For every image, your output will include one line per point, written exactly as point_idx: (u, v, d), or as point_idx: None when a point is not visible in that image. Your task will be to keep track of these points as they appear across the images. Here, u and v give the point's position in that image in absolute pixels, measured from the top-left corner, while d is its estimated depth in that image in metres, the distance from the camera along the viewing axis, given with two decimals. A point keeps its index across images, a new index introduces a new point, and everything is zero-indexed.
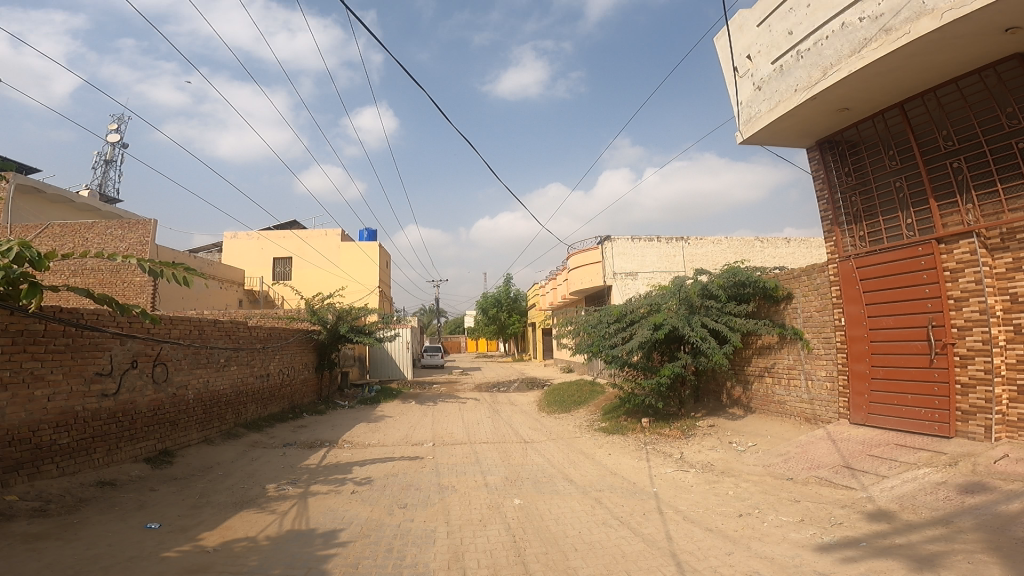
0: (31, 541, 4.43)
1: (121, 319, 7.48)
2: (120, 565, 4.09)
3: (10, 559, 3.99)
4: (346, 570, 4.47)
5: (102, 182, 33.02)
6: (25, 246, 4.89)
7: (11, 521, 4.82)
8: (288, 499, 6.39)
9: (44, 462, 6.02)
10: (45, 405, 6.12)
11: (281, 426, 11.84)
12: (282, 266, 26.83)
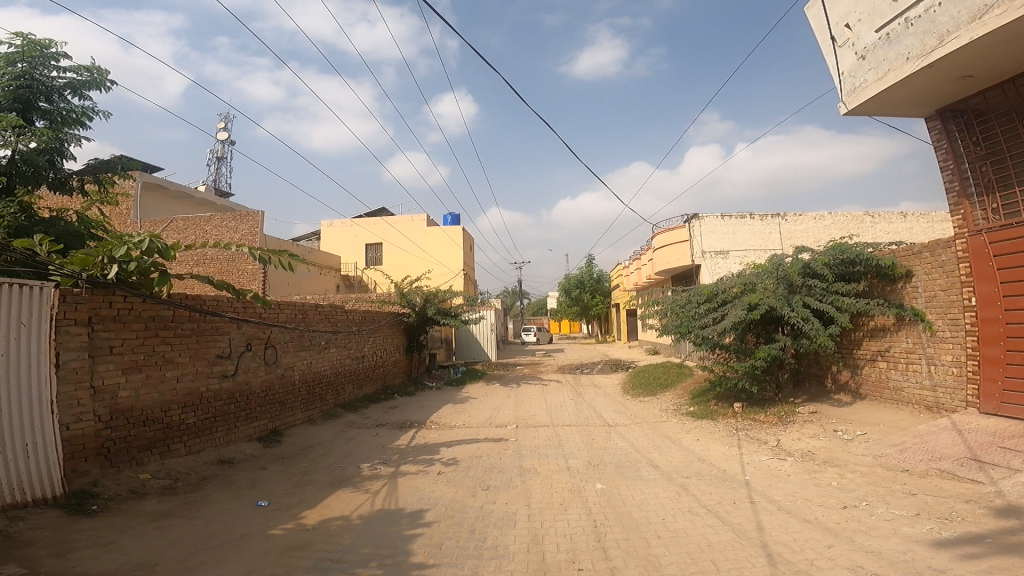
0: (159, 519, 5.08)
1: (236, 303, 8.24)
2: (233, 542, 4.63)
3: (144, 536, 4.62)
4: (430, 550, 4.74)
5: (216, 178, 36.07)
6: (154, 240, 6.02)
7: (144, 499, 5.58)
8: (380, 479, 6.85)
9: (173, 441, 6.84)
10: (174, 386, 6.92)
11: (375, 406, 12.58)
12: (372, 252, 28.11)
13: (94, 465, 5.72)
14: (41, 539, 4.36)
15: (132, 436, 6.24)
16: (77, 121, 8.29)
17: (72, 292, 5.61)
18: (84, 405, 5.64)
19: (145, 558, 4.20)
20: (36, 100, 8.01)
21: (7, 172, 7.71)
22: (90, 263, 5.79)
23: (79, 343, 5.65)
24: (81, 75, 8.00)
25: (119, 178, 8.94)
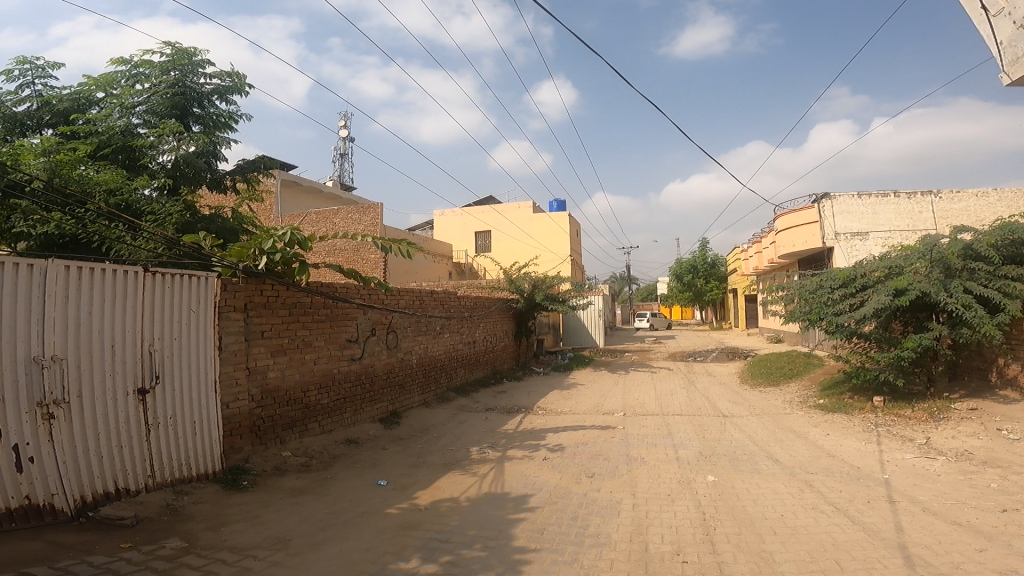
0: (296, 495, 5.79)
1: (362, 293, 8.94)
2: (356, 520, 5.18)
3: (282, 511, 5.29)
4: (531, 534, 4.97)
5: (341, 173, 38.89)
6: (294, 232, 6.86)
7: (284, 476, 6.37)
8: (488, 463, 7.20)
9: (310, 420, 7.67)
10: (312, 367, 7.74)
11: (484, 391, 13.11)
12: (482, 240, 28.94)
13: (246, 442, 6.58)
14: (201, 512, 5.16)
15: (277, 415, 7.09)
16: (223, 125, 9.25)
17: (231, 280, 6.45)
18: (240, 385, 6.53)
19: (283, 533, 4.83)
20: (190, 107, 8.98)
21: (173, 175, 8.57)
22: (245, 255, 6.69)
23: (237, 327, 6.54)
24: (224, 81, 9.00)
25: (262, 177, 9.89)
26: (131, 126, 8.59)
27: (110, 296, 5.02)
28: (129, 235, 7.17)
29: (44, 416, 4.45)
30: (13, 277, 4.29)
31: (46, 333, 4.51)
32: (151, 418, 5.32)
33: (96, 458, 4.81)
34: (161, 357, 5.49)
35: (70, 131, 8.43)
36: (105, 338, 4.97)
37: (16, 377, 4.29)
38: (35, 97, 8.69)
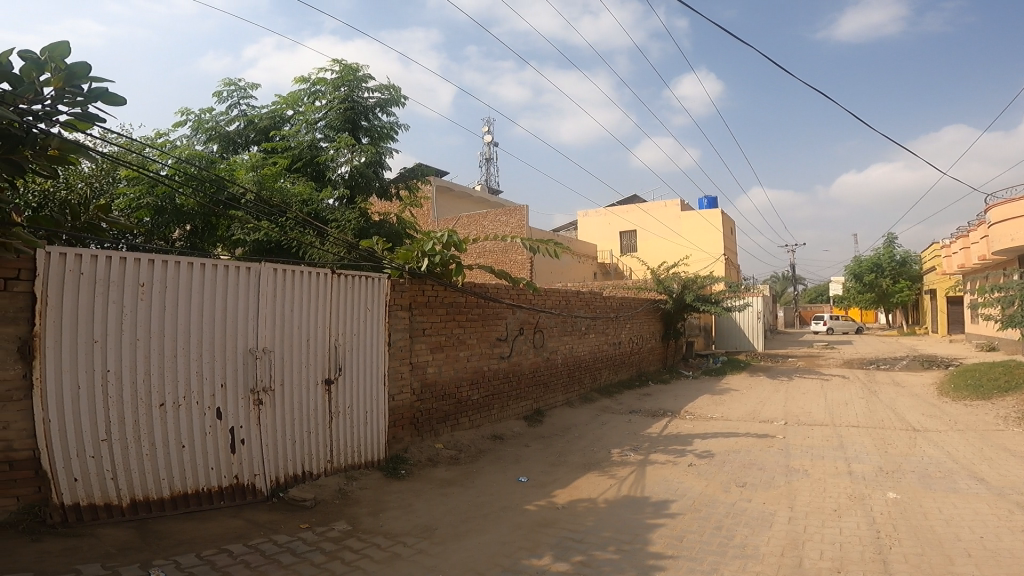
0: (445, 486, 6.09)
1: (510, 294, 9.16)
2: (496, 513, 5.32)
3: (431, 502, 5.59)
4: (669, 541, 4.68)
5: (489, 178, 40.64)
6: (450, 235, 7.25)
7: (436, 467, 6.75)
8: (629, 465, 6.97)
9: (462, 414, 8.05)
10: (465, 364, 8.12)
11: (629, 393, 12.75)
12: (628, 240, 28.33)
13: (407, 433, 7.06)
14: (364, 497, 5.62)
15: (433, 408, 7.52)
16: (387, 135, 9.78)
17: (399, 282, 6.97)
18: (405, 379, 7.04)
19: (430, 522, 5.10)
20: (360, 120, 9.59)
21: (349, 185, 9.25)
22: (410, 258, 7.23)
23: (404, 324, 7.02)
24: (383, 95, 9.79)
25: (420, 183, 10.57)
26: (314, 141, 9.49)
27: (306, 296, 5.67)
28: (318, 239, 7.92)
29: (255, 402, 5.17)
30: (236, 282, 5.02)
31: (259, 328, 5.23)
32: (333, 407, 5.94)
33: (290, 443, 5.47)
34: (344, 350, 6.08)
35: (269, 147, 9.59)
36: (302, 333, 5.64)
37: (236, 367, 5.03)
38: (242, 117, 9.97)
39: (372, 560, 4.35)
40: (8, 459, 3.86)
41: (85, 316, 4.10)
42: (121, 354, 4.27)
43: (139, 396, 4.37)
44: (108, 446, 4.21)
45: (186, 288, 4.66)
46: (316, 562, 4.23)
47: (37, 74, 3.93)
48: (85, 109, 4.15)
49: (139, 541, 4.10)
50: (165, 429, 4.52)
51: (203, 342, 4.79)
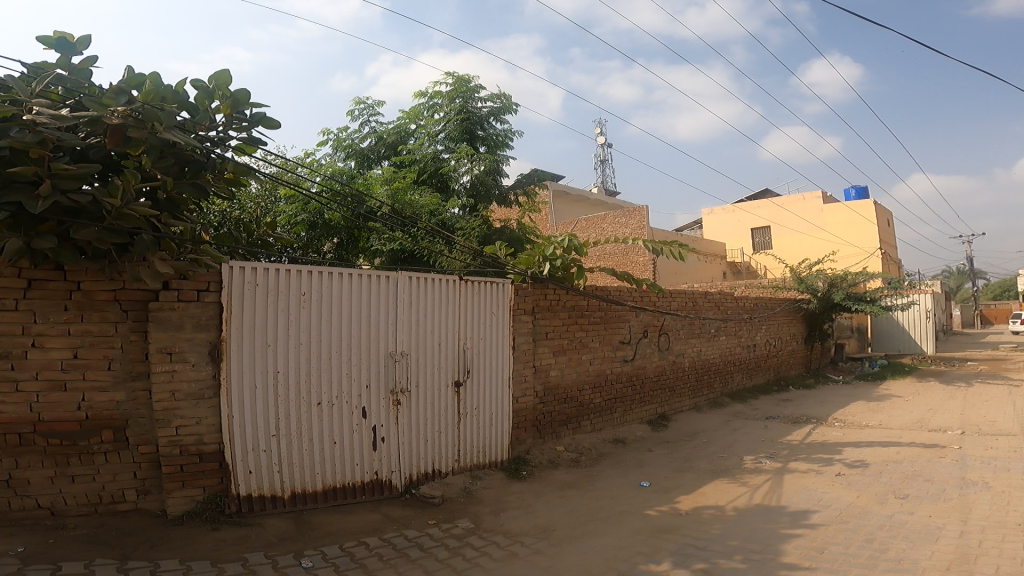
0: (564, 488, 5.90)
1: (631, 296, 8.79)
2: (615, 517, 5.08)
3: (550, 503, 5.44)
4: (806, 552, 4.15)
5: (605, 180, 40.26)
6: (571, 239, 6.88)
7: (555, 469, 6.54)
8: (764, 473, 6.34)
9: (583, 417, 7.77)
10: (587, 367, 7.82)
11: (766, 398, 11.69)
12: (762, 237, 26.31)
13: (528, 435, 6.79)
14: (486, 496, 5.51)
15: (556, 410, 7.28)
16: (502, 143, 9.93)
17: (522, 287, 6.65)
18: (528, 382, 6.72)
19: (547, 523, 4.95)
20: (475, 129, 9.82)
21: (471, 194, 9.42)
22: (532, 263, 6.80)
23: (528, 328, 6.70)
24: (495, 103, 10.00)
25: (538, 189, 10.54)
26: (436, 152, 9.76)
27: (437, 302, 5.64)
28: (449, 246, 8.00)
29: (394, 402, 5.26)
30: (377, 289, 5.16)
31: (396, 333, 5.30)
32: (462, 407, 5.86)
33: (422, 441, 5.47)
34: (472, 353, 6.00)
35: (399, 160, 9.96)
36: (434, 338, 5.63)
37: (377, 369, 5.15)
38: (374, 134, 10.30)
39: (490, 558, 4.30)
40: (199, 452, 4.27)
41: (259, 322, 4.49)
42: (289, 357, 4.61)
43: (301, 395, 4.67)
44: (277, 442, 4.56)
45: (338, 295, 4.90)
46: (441, 558, 4.24)
47: (210, 102, 4.45)
48: (248, 133, 4.68)
49: (295, 531, 4.38)
50: (320, 427, 4.77)
51: (350, 346, 4.96)
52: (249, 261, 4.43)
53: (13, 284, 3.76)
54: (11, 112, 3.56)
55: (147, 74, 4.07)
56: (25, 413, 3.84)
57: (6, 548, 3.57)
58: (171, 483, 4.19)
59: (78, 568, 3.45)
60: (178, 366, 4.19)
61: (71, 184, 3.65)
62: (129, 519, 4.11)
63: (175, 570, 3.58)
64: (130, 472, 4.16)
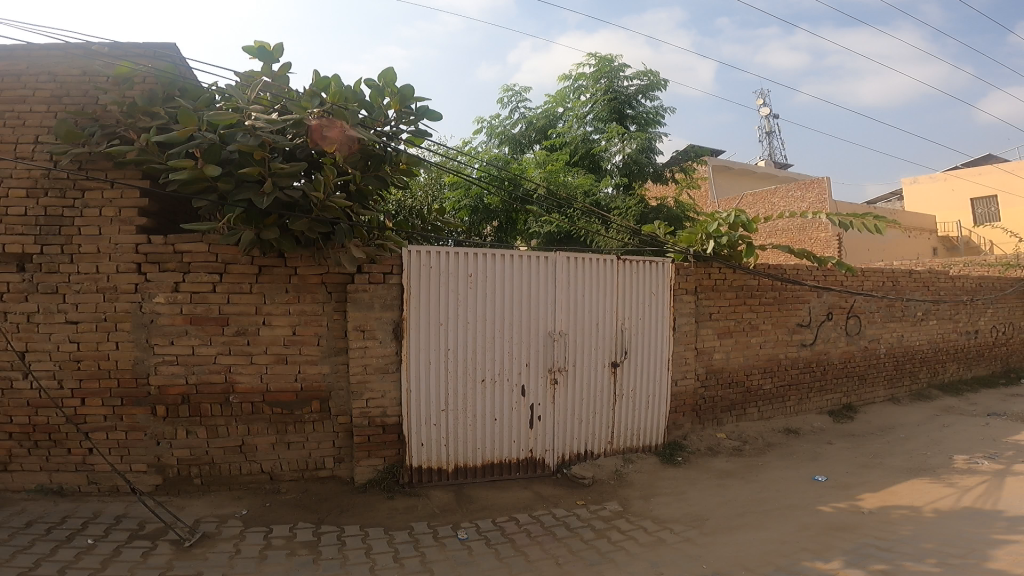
0: (722, 476, 4.93)
1: (818, 270, 6.73)
2: (779, 511, 4.35)
3: (705, 491, 4.67)
4: (1020, 559, 3.44)
5: (771, 153, 37.12)
6: (739, 214, 5.51)
7: (715, 457, 5.38)
8: (978, 474, 5.28)
9: (750, 404, 6.15)
10: (757, 351, 6.08)
11: (990, 394, 9.66)
12: (983, 209, 22.03)
13: (688, 420, 5.51)
14: (637, 480, 4.85)
15: (719, 396, 5.80)
16: (656, 121, 7.91)
17: (683, 265, 5.34)
18: (689, 364, 5.44)
19: (701, 511, 4.38)
20: (625, 108, 7.94)
21: (626, 172, 7.57)
22: (693, 241, 5.49)
23: (691, 308, 5.38)
24: (642, 81, 7.97)
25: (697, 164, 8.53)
26: (587, 133, 7.91)
27: (601, 277, 4.88)
28: (604, 227, 6.77)
29: (553, 382, 4.80)
30: (534, 268, 4.70)
31: (556, 310, 4.77)
32: (628, 389, 5.06)
33: (582, 424, 4.94)
34: (632, 335, 5.06)
35: (547, 147, 8.29)
36: (591, 316, 4.89)
37: (536, 349, 4.73)
38: (521, 119, 8.65)
39: (637, 542, 3.95)
40: (382, 424, 4.49)
41: (433, 301, 4.53)
42: (458, 335, 4.58)
43: (466, 372, 4.61)
44: (446, 416, 4.62)
45: (499, 275, 4.63)
46: (585, 539, 4.00)
47: (381, 100, 4.88)
48: (416, 125, 5.10)
49: (456, 503, 4.45)
50: (482, 404, 4.67)
51: (510, 325, 4.67)
52: (425, 245, 4.48)
53: (246, 269, 4.20)
54: (235, 120, 4.12)
55: (334, 76, 4.49)
56: (255, 383, 4.29)
57: (231, 510, 4.12)
58: (358, 453, 4.46)
59: (284, 531, 3.92)
60: (370, 343, 4.42)
61: (285, 181, 4.11)
62: (326, 486, 4.45)
63: (356, 536, 3.91)
64: (329, 442, 4.48)
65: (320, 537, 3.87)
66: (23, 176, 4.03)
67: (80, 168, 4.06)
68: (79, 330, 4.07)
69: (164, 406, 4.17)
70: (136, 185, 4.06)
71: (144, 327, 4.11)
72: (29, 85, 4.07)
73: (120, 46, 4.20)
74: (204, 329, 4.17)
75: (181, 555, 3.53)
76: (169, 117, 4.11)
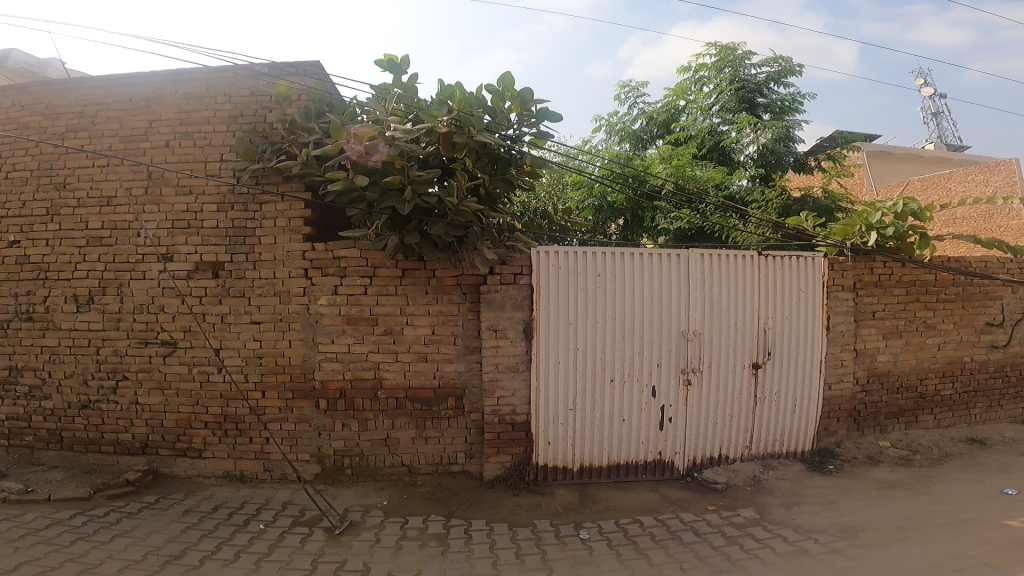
0: (885, 487, 4.52)
1: (1013, 260, 5.77)
2: (953, 526, 3.88)
3: (863, 502, 4.28)
4: None
5: (938, 133, 33.27)
6: (907, 202, 5.18)
7: (876, 466, 4.89)
8: None
9: (923, 411, 5.45)
10: (935, 353, 5.41)
11: None
12: None
13: (842, 426, 5.10)
14: (778, 487, 4.56)
15: (884, 402, 5.25)
16: (792, 108, 7.49)
17: (839, 259, 4.97)
18: (846, 366, 5.03)
19: (853, 522, 3.99)
20: (755, 96, 7.58)
21: (762, 164, 7.21)
22: (850, 233, 5.22)
23: (848, 306, 4.99)
24: (772, 68, 7.57)
25: (847, 149, 7.76)
26: (714, 125, 7.64)
27: (738, 275, 4.68)
28: (742, 222, 6.52)
29: (685, 382, 4.65)
30: (667, 267, 4.60)
31: (690, 309, 4.63)
32: (765, 391, 4.79)
33: (714, 426, 4.74)
34: (776, 335, 4.77)
35: (671, 141, 8.10)
36: (730, 315, 4.69)
37: (669, 348, 4.61)
38: (641, 115, 8.53)
39: (774, 551, 3.68)
40: (513, 422, 4.57)
41: (562, 301, 4.53)
42: (588, 334, 4.55)
43: (596, 371, 4.58)
44: (574, 416, 4.61)
45: (629, 274, 4.56)
46: (714, 544, 3.80)
47: (503, 104, 4.79)
48: (538, 128, 4.87)
49: (579, 503, 4.42)
50: (610, 404, 4.61)
51: (642, 324, 4.59)
52: (553, 245, 4.49)
53: (392, 272, 4.49)
54: (376, 131, 4.32)
55: (458, 84, 4.52)
56: (400, 379, 4.54)
57: (374, 500, 4.37)
58: (488, 449, 4.58)
59: (417, 523, 4.09)
60: (502, 342, 4.49)
61: (422, 187, 4.29)
62: (457, 480, 4.60)
63: (482, 530, 3.99)
64: (462, 438, 4.63)
65: (450, 530, 4.00)
66: (213, 193, 4.54)
67: (257, 183, 4.52)
68: (261, 330, 4.52)
69: (325, 399, 4.53)
70: (301, 197, 4.47)
71: (312, 326, 4.50)
72: (210, 106, 4.60)
73: (277, 65, 4.62)
74: (359, 328, 4.50)
75: (331, 542, 3.79)
76: (323, 131, 4.49)
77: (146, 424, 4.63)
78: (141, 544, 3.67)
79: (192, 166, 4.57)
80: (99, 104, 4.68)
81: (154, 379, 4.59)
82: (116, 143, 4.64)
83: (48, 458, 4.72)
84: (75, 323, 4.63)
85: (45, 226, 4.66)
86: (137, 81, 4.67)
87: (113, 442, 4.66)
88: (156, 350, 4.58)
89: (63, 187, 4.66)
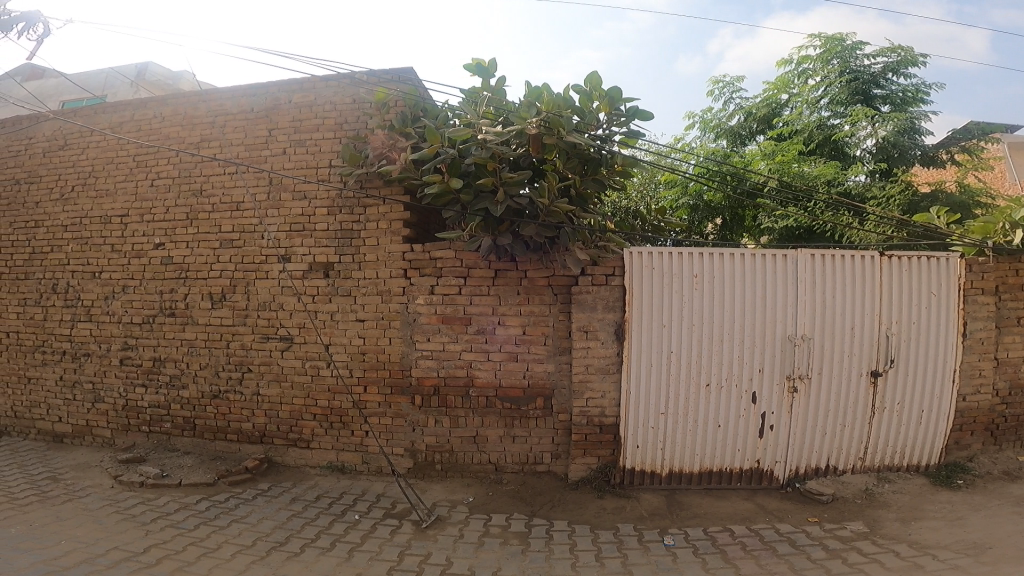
0: (1022, 505, 4.13)
1: None
2: None
3: (993, 520, 3.94)
4: None
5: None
6: None
7: (1013, 482, 4.49)
8: None
9: None
10: None
11: None
12: None
13: (977, 440, 4.73)
14: (894, 502, 4.29)
15: None
16: (916, 99, 7.03)
17: (978, 260, 4.60)
18: (984, 376, 4.65)
19: (981, 539, 3.69)
20: (870, 88, 7.16)
21: (882, 158, 6.79)
22: (991, 231, 4.81)
23: (987, 312, 4.62)
24: (891, 57, 7.13)
25: (985, 142, 7.20)
26: (823, 118, 7.26)
27: (851, 280, 4.44)
28: (858, 220, 6.18)
29: (790, 389, 4.45)
30: (773, 269, 4.42)
31: (798, 314, 4.43)
32: (877, 402, 4.51)
33: (820, 435, 4.51)
34: (899, 341, 4.47)
35: (773, 136, 7.80)
36: (845, 319, 4.45)
37: (774, 353, 4.43)
38: (739, 110, 8.26)
39: (883, 567, 3.44)
40: (601, 424, 4.51)
41: (658, 303, 4.42)
42: (684, 337, 4.43)
43: (692, 376, 4.45)
44: (666, 420, 4.49)
45: (731, 276, 4.42)
46: (814, 558, 3.61)
47: (591, 104, 4.60)
48: (628, 127, 4.65)
49: (666, 509, 4.31)
50: (708, 409, 4.47)
51: (745, 328, 4.43)
52: (646, 246, 4.40)
53: (485, 273, 4.55)
54: (469, 134, 4.36)
55: (546, 85, 4.43)
56: (491, 378, 4.59)
57: (462, 496, 4.45)
58: (575, 450, 4.54)
59: (501, 520, 4.12)
60: (593, 344, 4.45)
61: (514, 189, 4.32)
62: (543, 480, 4.61)
63: (563, 531, 3.97)
64: (550, 438, 4.63)
65: (531, 529, 4.01)
66: (324, 197, 4.79)
67: (361, 187, 4.72)
68: (365, 327, 4.71)
69: (420, 396, 4.65)
70: (401, 200, 4.63)
71: (410, 324, 4.64)
72: (320, 115, 4.85)
73: (375, 73, 4.78)
74: (454, 328, 4.59)
75: (419, 536, 3.88)
76: (419, 136, 4.59)
77: (265, 414, 4.91)
78: (252, 530, 3.89)
79: (306, 171, 4.83)
80: (226, 114, 5.03)
81: (273, 372, 4.87)
82: (241, 151, 4.97)
83: (183, 444, 5.10)
84: (209, 319, 5.00)
85: (186, 230, 5.05)
86: (256, 91, 4.99)
87: (237, 431, 4.98)
88: (276, 345, 4.86)
89: (199, 193, 5.03)
